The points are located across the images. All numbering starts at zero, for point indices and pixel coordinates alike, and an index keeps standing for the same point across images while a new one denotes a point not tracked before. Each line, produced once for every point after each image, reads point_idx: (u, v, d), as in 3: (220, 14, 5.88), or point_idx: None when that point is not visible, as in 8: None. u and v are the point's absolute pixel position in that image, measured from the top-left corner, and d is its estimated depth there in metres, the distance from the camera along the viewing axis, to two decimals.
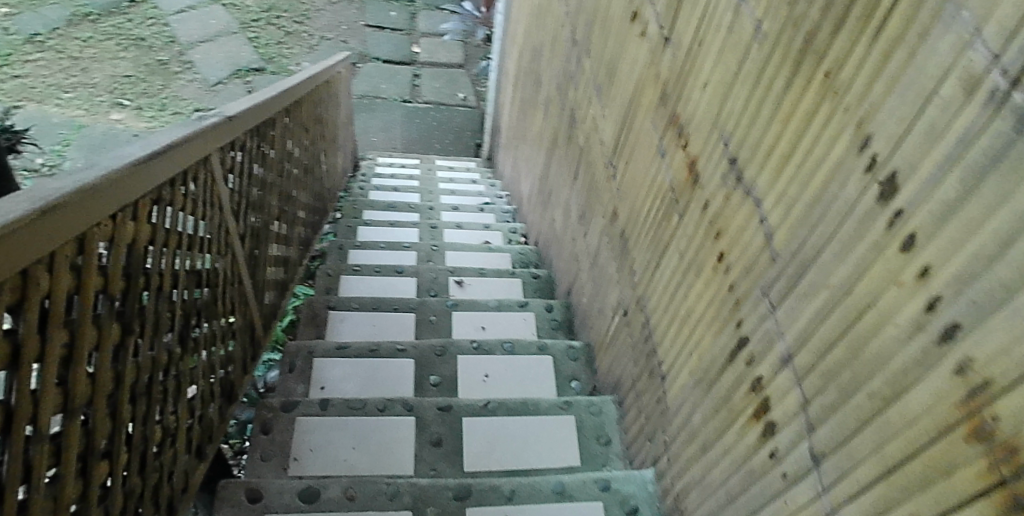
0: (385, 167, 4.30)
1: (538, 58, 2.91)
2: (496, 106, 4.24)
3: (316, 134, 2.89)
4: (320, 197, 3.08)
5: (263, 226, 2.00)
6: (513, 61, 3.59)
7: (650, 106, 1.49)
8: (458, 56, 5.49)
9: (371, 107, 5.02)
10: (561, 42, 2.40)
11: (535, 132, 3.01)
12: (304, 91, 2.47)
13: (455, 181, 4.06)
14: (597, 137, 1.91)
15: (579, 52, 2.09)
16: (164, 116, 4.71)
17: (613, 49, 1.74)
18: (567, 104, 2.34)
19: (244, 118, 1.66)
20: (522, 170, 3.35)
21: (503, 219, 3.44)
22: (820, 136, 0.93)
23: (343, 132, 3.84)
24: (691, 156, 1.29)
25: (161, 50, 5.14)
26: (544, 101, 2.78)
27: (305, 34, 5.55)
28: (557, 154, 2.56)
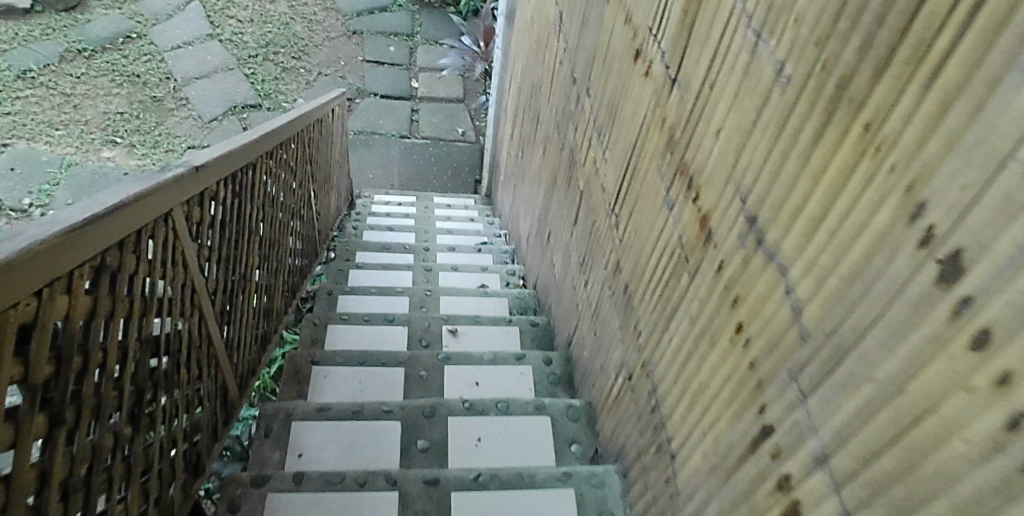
0: (381, 205, 4.18)
1: (537, 95, 2.79)
2: (495, 141, 4.13)
3: (305, 175, 2.77)
4: (310, 240, 2.96)
5: (241, 278, 1.87)
6: (512, 97, 3.48)
7: (656, 153, 1.35)
8: (458, 91, 5.41)
9: (368, 143, 4.93)
10: (561, 79, 2.27)
11: (534, 171, 2.89)
12: (291, 132, 2.34)
13: (453, 220, 3.94)
14: (599, 181, 1.77)
15: (579, 90, 1.97)
16: (157, 153, 4.69)
17: (615, 88, 1.62)
18: (567, 143, 2.21)
19: (217, 166, 1.54)
20: (521, 210, 3.22)
21: (501, 261, 3.30)
22: (859, 200, 0.79)
23: (338, 170, 3.72)
24: (704, 211, 1.15)
25: (156, 87, 5.09)
26: (543, 140, 2.65)
27: (303, 69, 5.49)
28: (557, 195, 2.42)
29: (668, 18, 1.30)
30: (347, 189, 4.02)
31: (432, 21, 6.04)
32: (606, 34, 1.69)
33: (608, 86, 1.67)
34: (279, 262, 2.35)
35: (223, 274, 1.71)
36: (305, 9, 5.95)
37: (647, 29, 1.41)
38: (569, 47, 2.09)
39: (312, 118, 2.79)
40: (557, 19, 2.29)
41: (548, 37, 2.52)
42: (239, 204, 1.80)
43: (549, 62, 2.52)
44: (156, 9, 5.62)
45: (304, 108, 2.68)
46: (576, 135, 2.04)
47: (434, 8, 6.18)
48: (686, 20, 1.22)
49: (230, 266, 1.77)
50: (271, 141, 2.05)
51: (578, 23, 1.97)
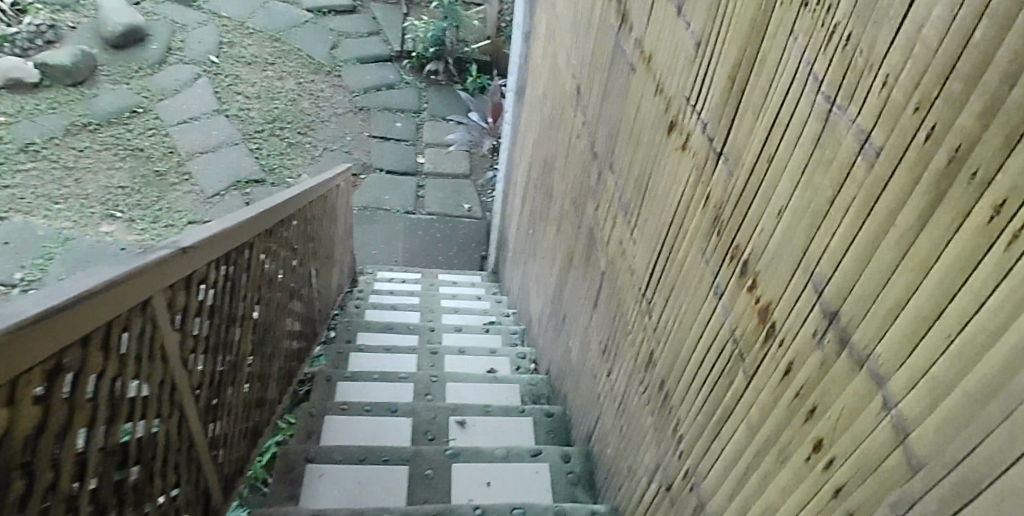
0: (385, 282, 4.05)
1: (550, 170, 2.69)
2: (502, 216, 4.03)
3: (307, 252, 2.64)
4: (310, 320, 2.80)
5: (231, 367, 1.70)
6: (522, 173, 3.40)
7: (699, 233, 1.21)
8: (464, 166, 5.36)
9: (373, 219, 4.85)
10: (578, 153, 2.17)
11: (546, 249, 2.76)
12: (293, 208, 2.23)
13: (459, 297, 3.79)
14: (624, 262, 1.63)
15: (600, 164, 1.85)
16: (157, 227, 4.59)
17: (644, 163, 1.49)
18: (586, 220, 2.08)
19: (209, 245, 1.39)
20: (531, 290, 3.07)
21: (510, 342, 3.12)
22: (981, 297, 0.63)
23: (341, 246, 3.60)
24: (763, 302, 0.99)
25: (160, 161, 5.05)
26: (557, 217, 2.53)
27: (309, 145, 5.46)
28: (574, 275, 2.28)
29: (711, 87, 1.18)
30: (350, 265, 3.89)
31: (438, 98, 6.07)
32: (632, 106, 1.59)
33: (636, 160, 1.55)
34: (275, 347, 2.18)
35: (211, 364, 1.54)
36: (313, 85, 5.99)
37: (683, 99, 1.30)
38: (588, 121, 1.99)
39: (316, 193, 2.68)
40: (574, 93, 2.21)
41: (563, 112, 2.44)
42: (233, 286, 1.65)
43: (564, 138, 2.43)
44: (164, 85, 5.65)
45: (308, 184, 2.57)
46: (596, 212, 1.91)
47: (441, 85, 6.22)
48: (733, 88, 1.10)
49: (220, 354, 1.60)
50: (271, 217, 1.92)
51: (598, 95, 1.88)
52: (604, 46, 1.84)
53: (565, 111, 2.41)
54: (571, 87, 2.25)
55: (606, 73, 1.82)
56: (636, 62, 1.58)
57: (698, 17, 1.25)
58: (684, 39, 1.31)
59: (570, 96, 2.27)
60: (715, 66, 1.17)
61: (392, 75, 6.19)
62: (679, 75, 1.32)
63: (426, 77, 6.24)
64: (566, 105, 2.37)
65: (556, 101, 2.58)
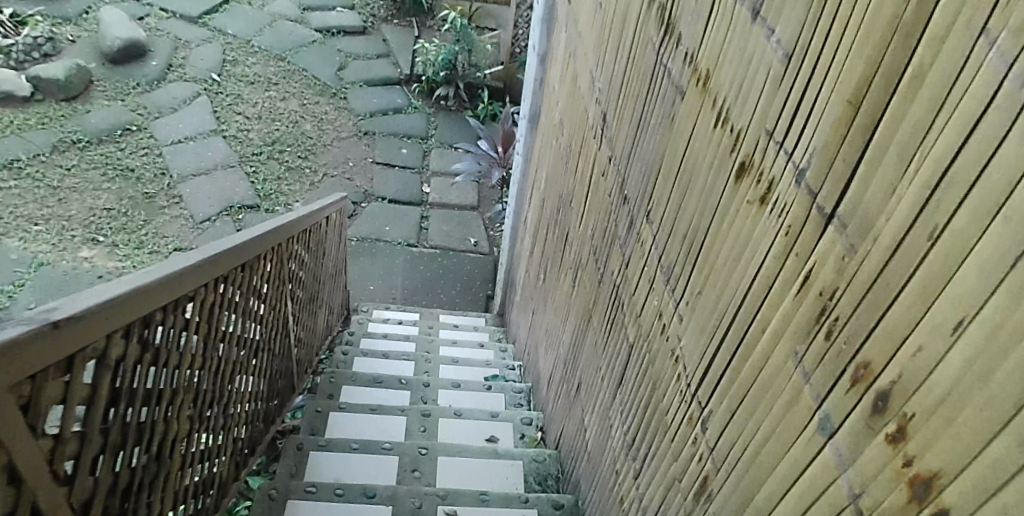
0: (380, 323, 3.67)
1: (566, 211, 2.34)
2: (510, 255, 3.66)
3: (283, 294, 2.27)
4: (284, 373, 2.42)
5: (154, 456, 1.31)
6: (532, 211, 3.04)
7: (791, 326, 0.83)
8: (471, 197, 5.01)
9: (372, 251, 4.49)
10: (602, 195, 1.80)
11: (558, 301, 2.40)
12: (261, 248, 1.85)
13: (459, 344, 3.39)
14: (662, 340, 1.25)
15: (630, 209, 1.48)
16: (140, 254, 4.22)
17: (698, 215, 1.12)
18: (610, 276, 1.71)
19: (117, 310, 1.02)
20: (539, 343, 2.71)
21: (514, 403, 2.73)
22: None
23: (330, 283, 3.23)
24: (924, 470, 0.61)
25: (150, 182, 4.70)
26: (574, 265, 2.17)
27: (308, 169, 5.12)
28: (592, 338, 1.90)
29: (816, 115, 0.82)
30: (340, 304, 3.53)
31: (448, 125, 5.74)
32: (680, 140, 1.22)
33: (685, 211, 1.17)
34: (233, 414, 1.80)
35: (114, 461, 1.16)
36: (316, 107, 5.68)
37: (765, 134, 0.93)
38: (615, 157, 1.63)
39: (298, 227, 2.32)
40: (597, 123, 1.85)
41: (583, 144, 2.09)
42: (165, 354, 1.27)
43: (584, 175, 2.07)
44: (162, 103, 5.33)
45: (289, 217, 2.20)
46: (625, 270, 1.54)
47: (451, 111, 5.90)
48: (860, 119, 0.74)
49: (132, 445, 1.21)
50: (227, 263, 1.54)
51: (630, 125, 1.52)
52: (641, 66, 1.48)
53: (586, 144, 2.05)
54: (593, 118, 1.90)
55: (641, 97, 1.46)
56: (687, 83, 1.21)
57: (790, 19, 0.89)
58: (766, 52, 0.95)
59: (592, 126, 1.92)
60: (826, 87, 0.80)
61: (400, 99, 5.88)
62: (755, 104, 0.96)
63: (436, 103, 5.95)
64: (588, 138, 2.01)
65: (575, 133, 2.23)
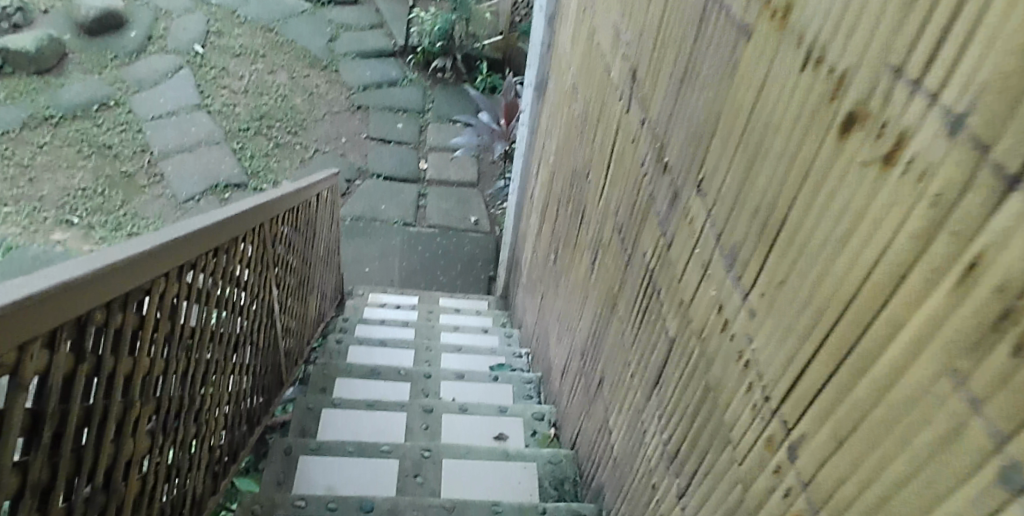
0: (377, 307, 3.44)
1: (581, 185, 2.10)
2: (515, 235, 3.43)
3: (269, 280, 2.03)
4: (270, 367, 2.19)
5: (101, 486, 1.08)
6: (540, 187, 2.80)
7: (943, 334, 0.60)
8: (471, 174, 4.76)
9: (366, 231, 4.25)
10: (630, 165, 1.56)
11: (572, 286, 2.17)
12: (238, 229, 1.61)
13: (461, 330, 3.17)
14: (719, 340, 1.03)
15: (671, 180, 1.24)
16: (118, 237, 3.97)
17: (777, 185, 0.88)
18: (641, 260, 1.48)
19: (40, 311, 0.79)
20: (550, 331, 2.49)
21: (524, 395, 2.50)
22: None
23: (322, 265, 2.99)
24: None
25: (129, 160, 4.43)
26: (592, 246, 1.93)
27: (299, 145, 4.85)
28: (616, 331, 1.68)
29: (981, 40, 0.58)
30: (333, 289, 3.30)
31: (445, 98, 5.46)
32: (746, 91, 0.98)
33: (756, 180, 0.94)
34: (207, 422, 1.57)
35: (41, 500, 0.93)
36: (306, 81, 5.39)
37: (886, 73, 0.70)
38: (650, 120, 1.39)
39: (285, 206, 2.08)
40: (623, 84, 1.61)
41: (603, 109, 1.85)
42: (111, 363, 1.03)
43: (605, 145, 1.83)
44: (140, 76, 5.05)
45: (273, 195, 1.96)
46: (663, 253, 1.30)
47: (448, 84, 5.62)
48: None
49: (67, 477, 0.98)
50: (193, 248, 1.30)
51: (671, 79, 1.27)
52: (684, 9, 1.23)
53: (607, 109, 1.80)
54: (618, 79, 1.66)
55: (686, 45, 1.21)
56: (755, 21, 0.97)
57: None
58: None
59: (616, 88, 1.68)
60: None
61: (395, 72, 5.59)
62: (869, 32, 0.72)
63: (432, 75, 5.67)
64: (609, 102, 1.77)
65: (593, 98, 1.98)
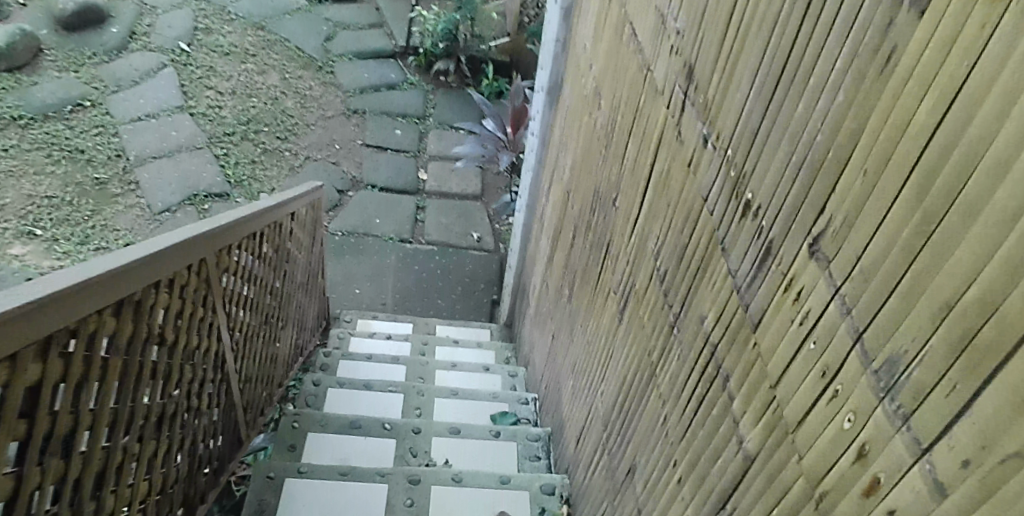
0: (366, 337, 3.03)
1: (605, 216, 1.71)
2: (521, 259, 3.05)
3: (219, 324, 1.61)
4: (222, 428, 1.78)
5: None
6: (553, 211, 2.41)
7: None
8: (474, 185, 4.37)
9: (358, 247, 3.86)
10: (684, 196, 1.16)
11: (591, 336, 1.78)
12: (162, 270, 1.20)
13: (459, 368, 2.77)
14: (856, 508, 0.64)
15: (762, 225, 0.85)
16: (83, 252, 3.58)
17: (999, 271, 0.49)
18: (699, 328, 1.08)
19: None
20: (562, 382, 2.09)
21: (529, 457, 2.11)
22: None
23: (298, 291, 2.58)
24: None
25: (101, 166, 4.03)
26: (621, 294, 1.54)
27: (288, 152, 4.43)
28: (654, 412, 1.29)
29: None
30: (314, 317, 2.90)
31: (448, 102, 5.07)
32: (917, 102, 0.59)
33: (949, 253, 0.54)
34: None
35: None
36: (299, 82, 4.97)
37: None
38: (718, 136, 1.00)
39: (244, 231, 1.67)
40: (675, 90, 1.21)
41: (642, 121, 1.44)
42: None
43: (644, 167, 1.42)
44: (120, 74, 4.63)
45: (228, 219, 1.56)
46: (744, 330, 0.91)
47: (451, 88, 5.23)
48: None
49: None
50: (64, 312, 0.89)
51: (761, 80, 0.89)
52: None
53: (647, 119, 1.40)
54: (666, 85, 1.27)
55: (792, 32, 0.82)
56: None
57: None
58: None
59: (664, 95, 1.28)
60: None
61: (395, 74, 5.20)
62: None
63: (435, 79, 5.28)
64: (651, 112, 1.37)
65: (625, 105, 1.59)
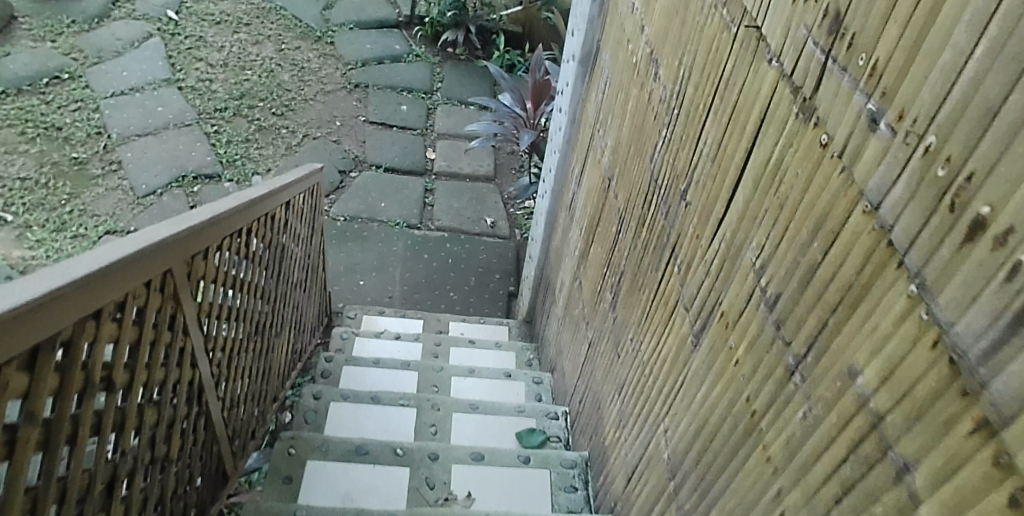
0: (372, 338, 2.71)
1: (667, 213, 1.39)
2: (544, 251, 2.72)
3: (194, 347, 1.32)
4: (201, 466, 1.49)
5: None
6: (588, 201, 2.08)
7: None
8: (487, 166, 4.04)
9: (361, 234, 3.53)
10: (823, 200, 0.84)
11: (647, 359, 1.47)
12: (103, 298, 0.91)
13: (478, 374, 2.44)
14: None
15: (1021, 261, 0.53)
16: (59, 240, 3.26)
17: None
18: (857, 388, 0.77)
19: None
20: (603, 404, 1.78)
21: (566, 487, 1.82)
22: None
23: (295, 290, 2.26)
24: None
25: (81, 145, 3.70)
26: (697, 314, 1.22)
27: (285, 129, 4.08)
28: (760, 478, 0.99)
29: None
30: (313, 316, 2.59)
31: (457, 76, 4.71)
32: None
33: None
34: None
35: None
36: (296, 54, 4.60)
37: None
38: (900, 115, 0.68)
39: (225, 231, 1.37)
40: (802, 50, 0.88)
41: (733, 92, 1.10)
42: None
43: (736, 153, 1.09)
44: (101, 45, 4.27)
45: (205, 217, 1.26)
46: (982, 428, 0.59)
47: (460, 61, 4.85)
48: None
49: None
50: None
51: (996, 26, 0.56)
52: None
53: (744, 92, 1.07)
54: (782, 46, 0.93)
55: None
56: None
57: None
58: None
59: (779, 59, 0.95)
60: None
61: (399, 46, 4.82)
62: None
63: (442, 50, 4.89)
64: (751, 85, 1.04)
65: (700, 73, 1.25)
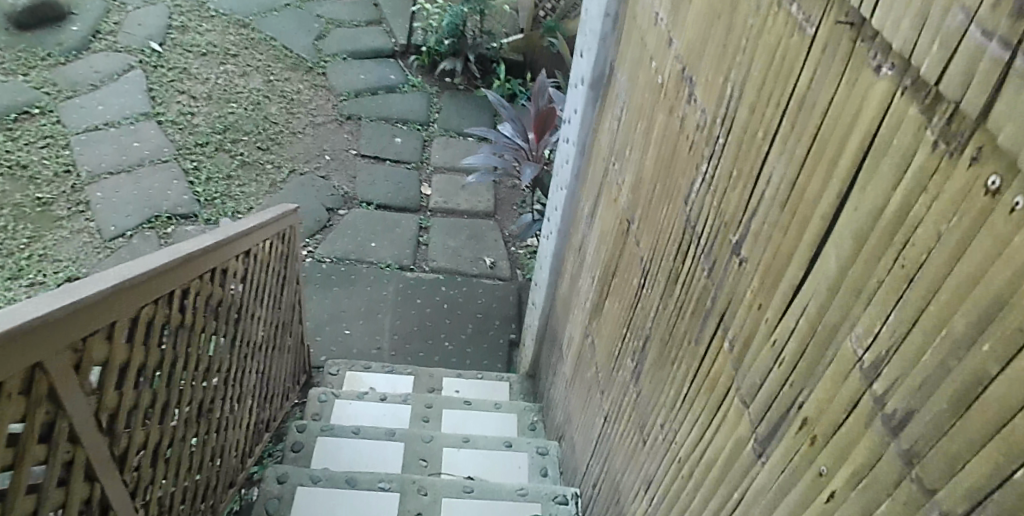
0: (354, 400, 2.38)
1: (711, 271, 1.08)
2: (549, 299, 2.40)
3: (90, 453, 1.01)
4: None
5: None
6: (601, 245, 1.77)
7: None
8: (486, 201, 3.75)
9: (349, 277, 3.23)
10: (1006, 278, 0.53)
11: (684, 456, 1.15)
12: None
13: (473, 445, 2.10)
14: None
15: None
16: (14, 289, 2.96)
17: None
18: None
19: None
20: (624, 499, 1.45)
21: None
22: None
23: (262, 351, 1.94)
24: None
25: (46, 184, 3.42)
26: (762, 412, 0.90)
27: (270, 164, 3.80)
28: None
29: None
30: (287, 374, 2.28)
31: (455, 106, 4.45)
32: None
33: None
34: None
35: None
36: (285, 85, 4.34)
37: None
38: None
39: (152, 294, 1.11)
40: (960, 44, 0.57)
41: (821, 111, 0.80)
42: None
43: (826, 196, 0.79)
44: (77, 78, 4.02)
45: (121, 278, 1.00)
46: None
47: (458, 90, 4.59)
48: None
49: None
50: None
51: None
52: None
53: (843, 113, 0.77)
54: (921, 43, 0.63)
55: None
56: None
57: None
58: None
59: (914, 61, 0.64)
60: None
61: (394, 75, 4.56)
62: None
63: (440, 80, 4.64)
64: (857, 105, 0.74)
65: (764, 90, 0.95)
